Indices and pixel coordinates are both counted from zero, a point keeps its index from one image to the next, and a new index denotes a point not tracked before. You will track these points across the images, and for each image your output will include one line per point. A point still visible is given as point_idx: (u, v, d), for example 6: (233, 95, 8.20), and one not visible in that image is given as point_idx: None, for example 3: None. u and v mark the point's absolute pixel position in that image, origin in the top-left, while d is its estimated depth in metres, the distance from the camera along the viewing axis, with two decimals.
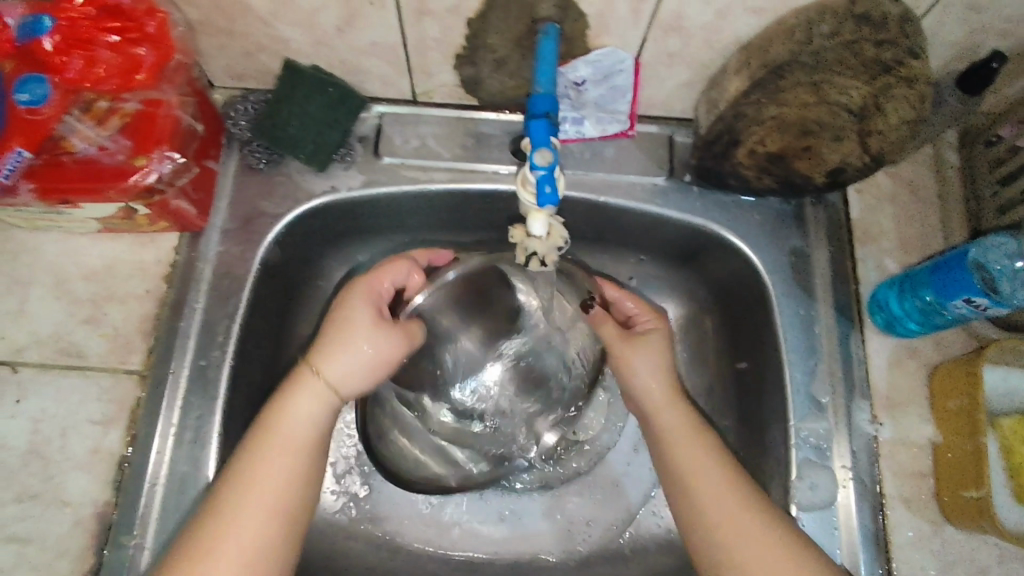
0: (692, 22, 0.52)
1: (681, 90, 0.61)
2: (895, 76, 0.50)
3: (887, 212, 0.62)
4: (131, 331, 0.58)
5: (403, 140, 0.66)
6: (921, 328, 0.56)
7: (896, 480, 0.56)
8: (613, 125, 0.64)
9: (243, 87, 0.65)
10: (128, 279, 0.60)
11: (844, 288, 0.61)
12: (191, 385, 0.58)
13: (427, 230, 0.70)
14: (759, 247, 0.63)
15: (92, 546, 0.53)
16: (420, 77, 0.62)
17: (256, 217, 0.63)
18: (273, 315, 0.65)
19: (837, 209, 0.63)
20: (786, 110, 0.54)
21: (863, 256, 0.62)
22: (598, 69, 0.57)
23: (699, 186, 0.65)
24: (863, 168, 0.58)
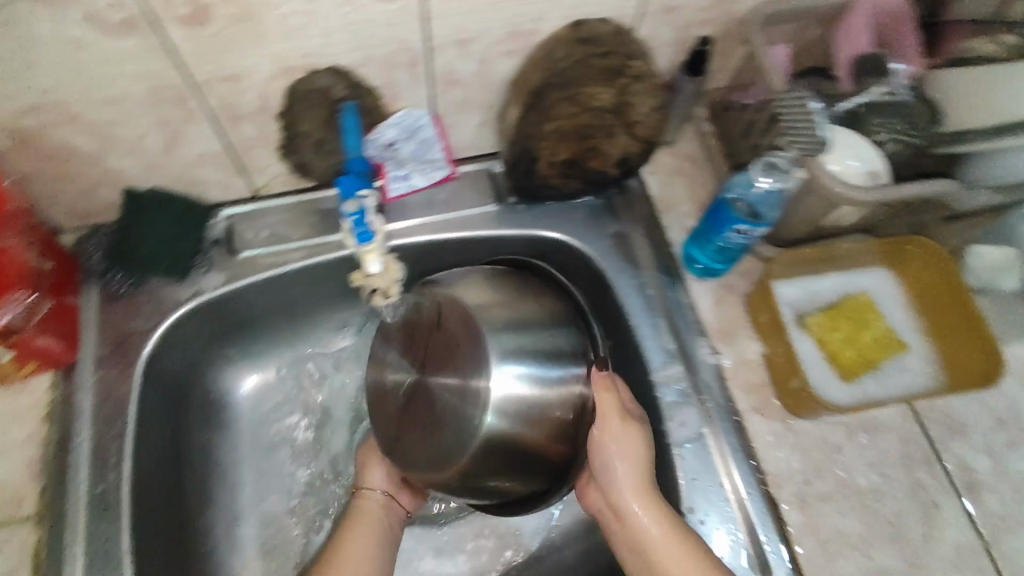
0: (462, 74, 0.63)
1: (482, 130, 0.71)
2: (627, 76, 0.62)
3: (676, 183, 0.75)
4: (20, 479, 0.59)
5: (255, 232, 0.72)
6: (727, 264, 0.67)
7: (744, 394, 0.65)
8: (435, 172, 0.74)
9: (90, 223, 0.69)
10: (7, 430, 0.61)
11: (661, 253, 0.72)
12: (93, 511, 0.59)
13: (298, 309, 0.77)
14: (585, 239, 0.74)
15: None
16: (254, 174, 0.69)
17: (128, 338, 0.66)
18: (165, 428, 0.69)
19: (638, 192, 0.75)
20: (560, 124, 0.65)
21: (669, 223, 0.73)
22: (403, 129, 0.67)
23: (524, 204, 0.75)
24: (642, 152, 0.70)
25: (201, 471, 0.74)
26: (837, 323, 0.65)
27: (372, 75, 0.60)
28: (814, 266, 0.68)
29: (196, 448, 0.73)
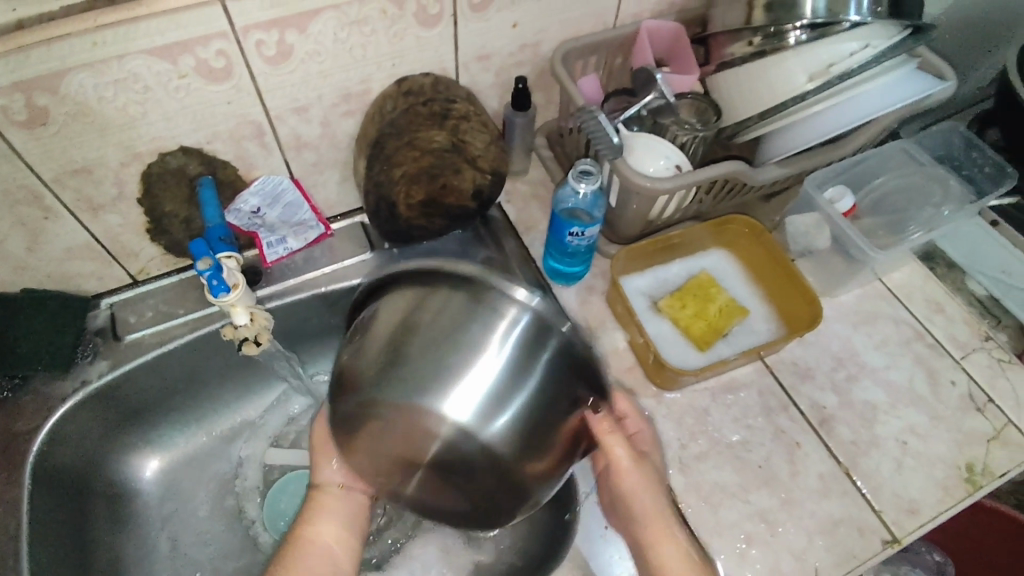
0: (308, 137, 0.70)
1: (343, 186, 0.78)
2: (454, 116, 0.70)
3: (532, 206, 0.83)
4: None
5: (137, 316, 0.74)
6: (584, 267, 0.74)
7: (617, 378, 0.71)
8: (310, 231, 0.78)
9: None
10: None
11: (528, 267, 0.79)
12: None
13: (193, 386, 0.78)
14: None
15: None
16: (128, 260, 0.72)
17: (12, 442, 0.66)
18: (65, 525, 0.68)
19: (499, 219, 0.82)
20: (405, 167, 0.71)
21: (530, 241, 0.81)
22: (265, 196, 0.72)
23: (398, 248, 0.81)
24: (495, 183, 0.77)
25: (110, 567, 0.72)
26: (684, 301, 0.73)
27: (223, 149, 0.66)
28: (658, 255, 0.77)
29: (104, 543, 0.72)
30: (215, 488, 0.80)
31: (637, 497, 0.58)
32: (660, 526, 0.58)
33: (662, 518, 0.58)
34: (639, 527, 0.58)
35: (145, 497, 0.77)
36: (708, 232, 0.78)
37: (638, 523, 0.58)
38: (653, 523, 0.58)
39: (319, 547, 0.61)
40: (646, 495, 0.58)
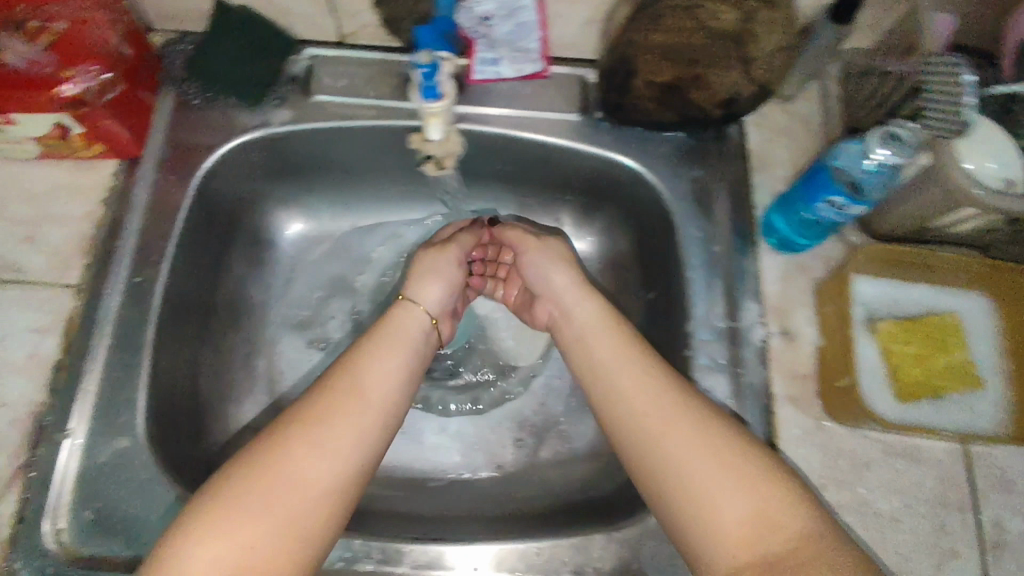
0: None
1: (586, 28, 0.73)
2: (758, 1, 0.61)
3: (780, 143, 0.77)
4: (68, 249, 0.68)
5: (333, 80, 0.78)
6: (810, 242, 0.70)
7: (784, 380, 0.69)
8: (527, 64, 0.77)
9: (179, 29, 0.75)
10: (66, 202, 0.69)
11: (742, 213, 0.75)
12: (127, 298, 0.68)
13: (385, 163, 0.84)
14: (662, 175, 0.78)
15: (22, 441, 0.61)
16: (344, 18, 0.73)
17: (193, 150, 0.74)
18: (217, 240, 0.78)
19: (737, 140, 0.78)
20: (669, 36, 0.64)
21: (760, 183, 0.76)
22: (502, 5, 0.68)
23: (610, 121, 0.79)
24: (752, 96, 0.72)
25: (225, 294, 0.80)
26: (906, 336, 0.67)
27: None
28: (900, 269, 0.69)
29: (226, 275, 0.80)
30: (342, 275, 0.88)
31: (661, 424, 0.58)
32: (655, 394, 0.60)
33: (650, 390, 0.61)
34: (647, 416, 0.59)
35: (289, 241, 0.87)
36: (869, 262, 0.69)
37: (633, 407, 0.61)
38: (644, 398, 0.60)
39: (306, 499, 0.53)
40: (676, 436, 0.57)
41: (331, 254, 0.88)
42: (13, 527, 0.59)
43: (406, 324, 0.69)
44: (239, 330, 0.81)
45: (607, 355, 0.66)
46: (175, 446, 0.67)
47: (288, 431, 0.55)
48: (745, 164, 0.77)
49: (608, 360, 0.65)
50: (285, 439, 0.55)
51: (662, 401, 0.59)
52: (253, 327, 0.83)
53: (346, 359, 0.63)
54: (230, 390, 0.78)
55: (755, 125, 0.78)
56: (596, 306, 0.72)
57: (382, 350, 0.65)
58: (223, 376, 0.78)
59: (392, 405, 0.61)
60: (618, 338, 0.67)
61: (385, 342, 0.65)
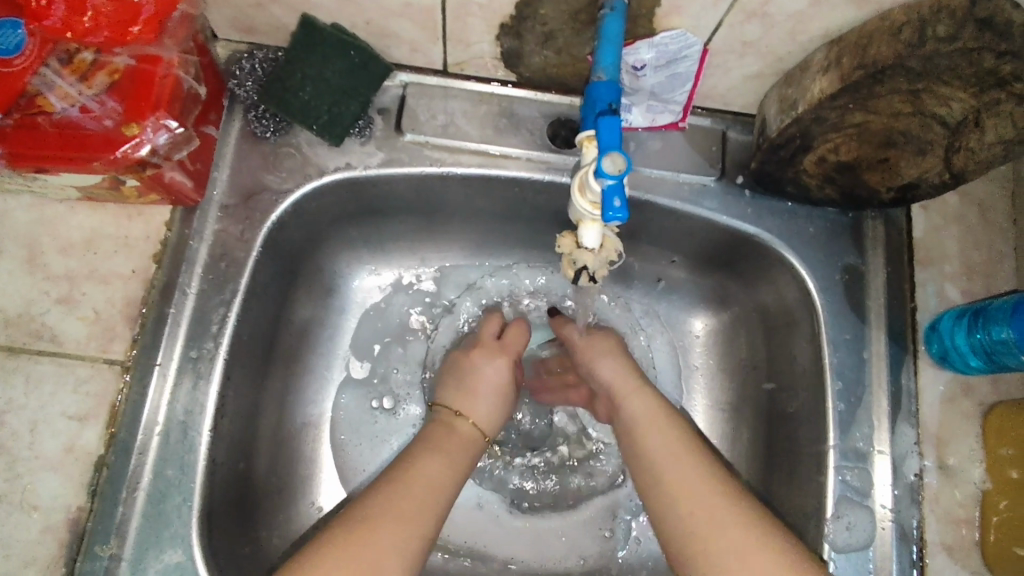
0: (779, 9, 0.50)
1: (748, 82, 0.60)
2: (1006, 91, 0.47)
3: (952, 231, 0.65)
4: (113, 315, 0.56)
5: (428, 116, 0.65)
6: (983, 366, 0.58)
7: (938, 526, 0.59)
8: (665, 115, 0.64)
9: (249, 40, 0.62)
10: (111, 256, 0.58)
11: (900, 309, 0.64)
12: (182, 376, 0.57)
13: (475, 213, 0.72)
14: (812, 264, 0.65)
15: (63, 556, 0.52)
16: (455, 44, 0.60)
17: (259, 193, 0.62)
18: (277, 299, 0.67)
19: (900, 225, 0.65)
20: (873, 119, 0.52)
21: (923, 280, 0.64)
22: (662, 54, 0.55)
23: (751, 190, 0.66)
24: (938, 185, 0.58)
25: (289, 346, 0.70)
26: None
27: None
28: None
29: (290, 328, 0.70)
30: (415, 326, 0.78)
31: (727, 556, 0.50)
32: (719, 509, 0.53)
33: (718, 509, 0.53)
34: (713, 535, 0.51)
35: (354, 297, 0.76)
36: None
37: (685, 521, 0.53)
38: (716, 528, 0.52)
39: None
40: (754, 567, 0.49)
41: (403, 301, 0.78)
42: None
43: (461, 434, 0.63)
44: (302, 389, 0.72)
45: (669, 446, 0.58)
46: (233, 552, 0.58)
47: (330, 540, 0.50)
48: (907, 254, 0.64)
49: (671, 460, 0.57)
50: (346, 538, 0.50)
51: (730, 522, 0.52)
52: (313, 382, 0.73)
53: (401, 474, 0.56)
54: (290, 468, 0.69)
55: (921, 207, 0.65)
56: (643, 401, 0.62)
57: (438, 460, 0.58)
58: (283, 449, 0.69)
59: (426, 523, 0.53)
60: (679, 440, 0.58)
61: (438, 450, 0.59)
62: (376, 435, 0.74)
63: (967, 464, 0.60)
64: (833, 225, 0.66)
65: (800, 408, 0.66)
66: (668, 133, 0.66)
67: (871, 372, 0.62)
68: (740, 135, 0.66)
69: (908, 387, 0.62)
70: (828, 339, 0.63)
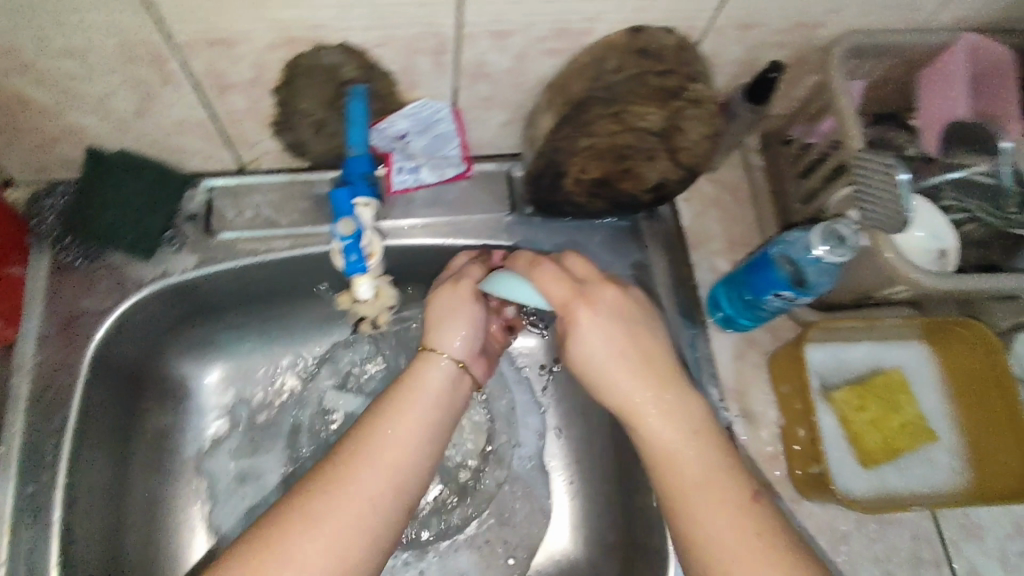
0: (493, 69, 0.60)
1: (505, 129, 0.70)
2: (684, 98, 0.59)
3: (711, 215, 0.76)
4: None
5: (236, 213, 0.70)
6: (753, 321, 0.68)
7: (754, 468, 0.66)
8: (449, 168, 0.72)
9: (47, 178, 0.66)
10: None
11: (685, 290, 0.73)
12: (20, 512, 0.58)
13: (306, 290, 0.77)
14: (604, 266, 0.74)
15: None
16: (241, 146, 0.67)
17: (79, 318, 0.64)
18: (119, 414, 0.68)
19: (670, 218, 0.76)
20: (597, 140, 0.62)
21: (698, 260, 0.74)
22: (417, 121, 0.64)
23: (540, 216, 0.75)
24: (680, 180, 0.69)
25: (144, 458, 0.72)
26: (863, 403, 0.67)
27: (391, 58, 0.56)
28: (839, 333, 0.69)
29: (141, 441, 0.72)
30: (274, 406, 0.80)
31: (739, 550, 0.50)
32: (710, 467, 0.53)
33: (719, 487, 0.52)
34: (716, 517, 0.51)
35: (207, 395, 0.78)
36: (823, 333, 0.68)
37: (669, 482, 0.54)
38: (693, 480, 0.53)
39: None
40: (714, 528, 0.51)
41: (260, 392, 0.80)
42: None
43: (426, 377, 0.59)
44: (166, 499, 0.73)
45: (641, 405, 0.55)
46: None
47: (317, 489, 0.51)
48: (682, 242, 0.75)
49: (637, 398, 0.55)
50: (295, 520, 0.50)
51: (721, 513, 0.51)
52: (178, 491, 0.74)
53: (365, 434, 0.54)
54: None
55: (684, 201, 0.76)
56: (629, 369, 0.55)
57: (404, 425, 0.55)
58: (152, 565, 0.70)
59: (388, 496, 0.52)
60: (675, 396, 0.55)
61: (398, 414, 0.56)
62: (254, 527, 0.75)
63: (764, 408, 0.69)
64: (617, 231, 0.76)
65: None
66: (460, 183, 0.75)
67: (673, 347, 0.71)
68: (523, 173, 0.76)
69: (706, 353, 0.71)
70: None
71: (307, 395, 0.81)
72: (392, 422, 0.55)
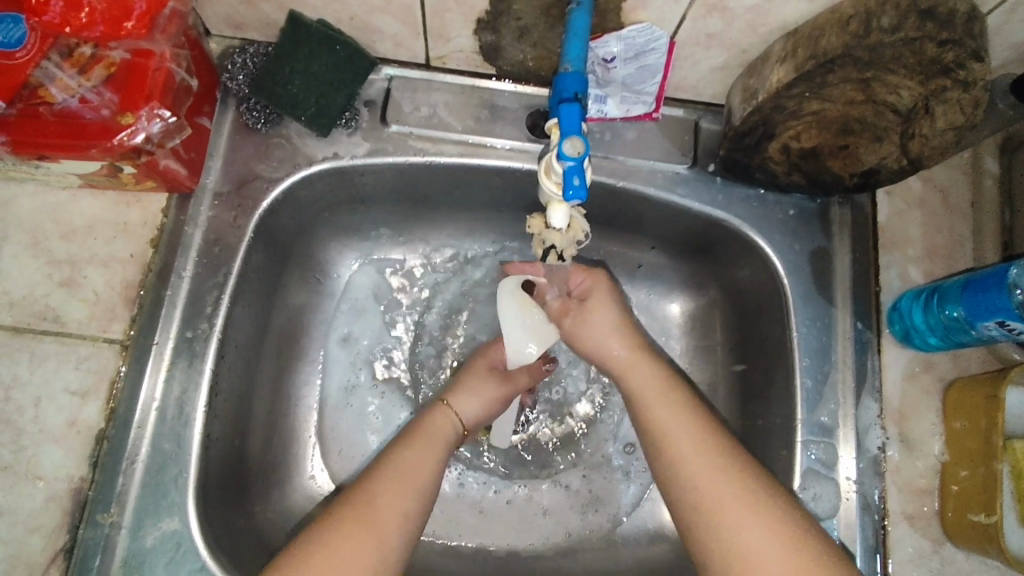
0: (737, 2, 0.53)
1: (714, 73, 0.63)
2: (951, 78, 0.50)
3: (914, 216, 0.67)
4: (112, 297, 0.60)
5: (413, 108, 0.68)
6: (941, 343, 0.61)
7: (899, 496, 0.61)
8: (638, 106, 0.66)
9: (241, 36, 0.65)
10: (110, 241, 0.61)
11: (865, 291, 0.66)
12: (177, 356, 0.60)
13: (459, 200, 0.74)
14: (779, 246, 0.68)
15: (66, 523, 0.55)
16: (437, 40, 0.63)
17: (251, 181, 0.65)
18: (268, 285, 0.69)
19: (864, 209, 0.68)
20: (829, 106, 0.56)
21: (887, 262, 0.66)
22: (630, 46, 0.58)
23: (722, 177, 0.69)
24: (898, 171, 0.61)
25: (280, 330, 0.72)
26: None
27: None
28: None
29: (280, 315, 0.72)
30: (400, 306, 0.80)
31: (736, 528, 0.50)
32: (709, 469, 0.53)
33: (719, 473, 0.53)
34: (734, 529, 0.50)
35: (344, 281, 0.78)
36: None
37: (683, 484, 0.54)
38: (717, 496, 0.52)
39: None
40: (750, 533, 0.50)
41: (391, 286, 0.80)
42: None
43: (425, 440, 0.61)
44: (293, 371, 0.74)
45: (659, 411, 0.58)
46: (226, 519, 0.61)
47: (357, 497, 0.54)
48: (872, 238, 0.67)
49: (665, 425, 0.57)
50: (324, 532, 0.52)
51: (737, 502, 0.51)
52: (300, 368, 0.75)
53: (380, 464, 0.58)
54: (280, 443, 0.72)
55: (885, 193, 0.68)
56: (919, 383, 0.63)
57: (429, 441, 0.61)
58: (276, 428, 0.72)
59: (400, 519, 0.54)
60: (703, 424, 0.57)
61: (412, 445, 0.59)
62: (349, 388, 0.77)
63: (927, 437, 0.63)
64: (801, 211, 0.69)
65: (772, 385, 0.69)
66: (642, 124, 0.69)
67: (838, 349, 0.65)
68: (710, 126, 0.69)
69: (872, 363, 0.65)
70: (795, 319, 0.66)
71: (433, 298, 0.80)
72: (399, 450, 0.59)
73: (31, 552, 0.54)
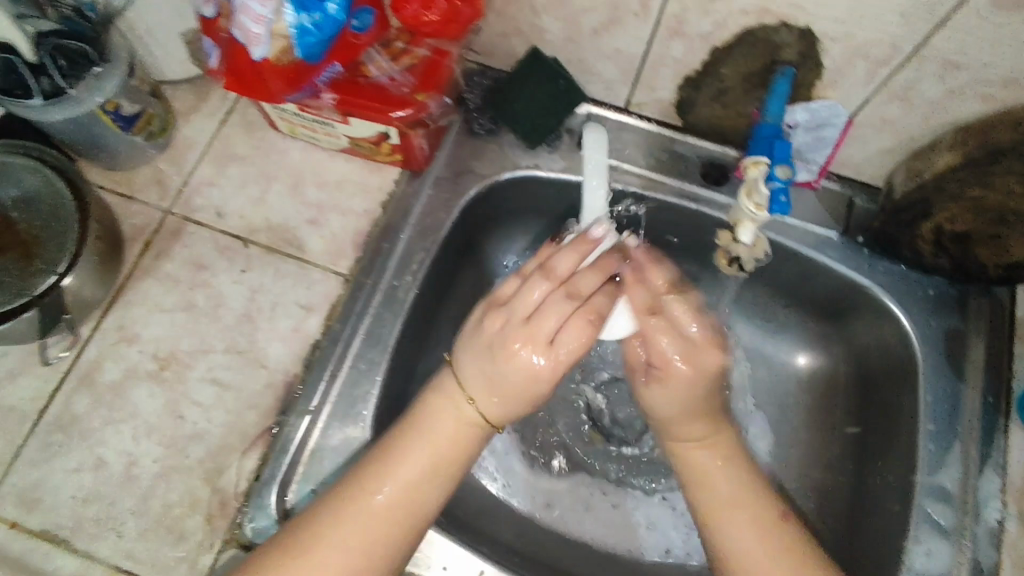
0: (920, 95, 0.62)
1: (880, 156, 0.72)
2: None
3: None
4: (345, 239, 0.73)
5: (606, 141, 0.80)
6: None
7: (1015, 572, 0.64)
8: (803, 173, 0.76)
9: (482, 62, 0.80)
10: (353, 196, 0.75)
11: (996, 375, 0.71)
12: (382, 301, 0.70)
13: (622, 228, 0.85)
14: (916, 318, 0.73)
15: (275, 408, 0.66)
16: (643, 89, 0.76)
17: (467, 174, 0.78)
18: (453, 262, 0.81)
19: (1003, 303, 0.73)
20: (988, 193, 0.63)
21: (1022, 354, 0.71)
22: (815, 117, 0.69)
23: (868, 249, 0.76)
24: None
25: (450, 308, 0.82)
26: None
27: (833, 56, 0.62)
28: None
29: (453, 293, 0.83)
30: None
31: None
32: (764, 544, 0.57)
33: (750, 530, 0.58)
34: None
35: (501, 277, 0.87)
36: None
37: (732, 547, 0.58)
38: (759, 552, 0.57)
39: None
40: None
41: None
42: (250, 483, 0.63)
43: (436, 422, 0.59)
44: None
45: (699, 469, 0.62)
46: None
47: (343, 502, 0.55)
48: (1009, 328, 0.72)
49: (712, 474, 0.62)
50: (308, 534, 0.54)
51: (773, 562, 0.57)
52: None
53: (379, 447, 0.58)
54: None
55: None
56: None
57: (429, 434, 0.58)
58: None
59: (405, 511, 0.56)
60: (738, 487, 0.61)
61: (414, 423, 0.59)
62: None
63: None
64: (940, 293, 0.74)
65: (891, 444, 0.74)
66: (802, 190, 0.78)
67: (963, 422, 0.69)
68: (863, 203, 0.78)
69: (999, 443, 0.68)
70: (924, 388, 0.71)
71: None
72: (400, 438, 0.58)
73: (246, 424, 0.65)
